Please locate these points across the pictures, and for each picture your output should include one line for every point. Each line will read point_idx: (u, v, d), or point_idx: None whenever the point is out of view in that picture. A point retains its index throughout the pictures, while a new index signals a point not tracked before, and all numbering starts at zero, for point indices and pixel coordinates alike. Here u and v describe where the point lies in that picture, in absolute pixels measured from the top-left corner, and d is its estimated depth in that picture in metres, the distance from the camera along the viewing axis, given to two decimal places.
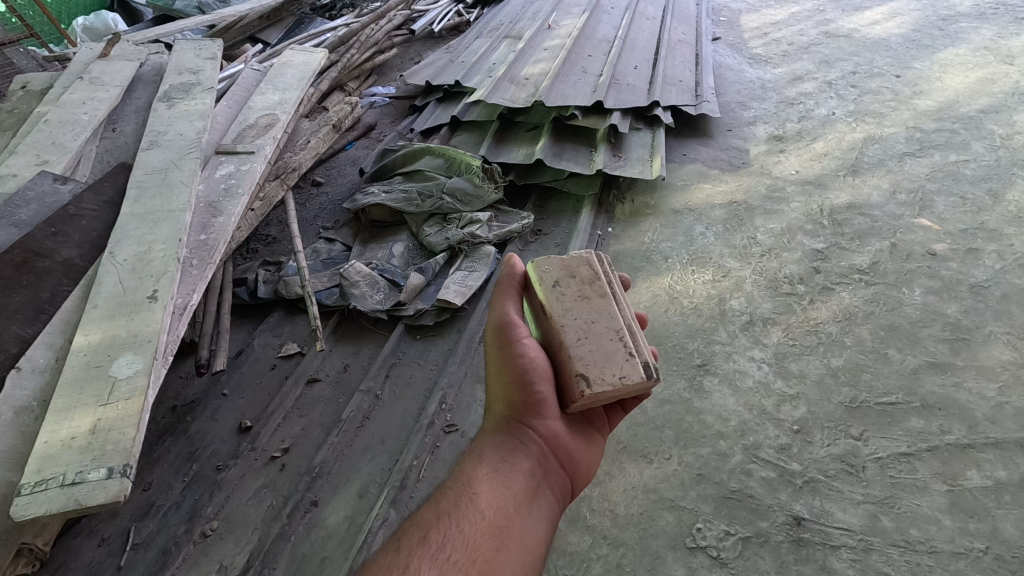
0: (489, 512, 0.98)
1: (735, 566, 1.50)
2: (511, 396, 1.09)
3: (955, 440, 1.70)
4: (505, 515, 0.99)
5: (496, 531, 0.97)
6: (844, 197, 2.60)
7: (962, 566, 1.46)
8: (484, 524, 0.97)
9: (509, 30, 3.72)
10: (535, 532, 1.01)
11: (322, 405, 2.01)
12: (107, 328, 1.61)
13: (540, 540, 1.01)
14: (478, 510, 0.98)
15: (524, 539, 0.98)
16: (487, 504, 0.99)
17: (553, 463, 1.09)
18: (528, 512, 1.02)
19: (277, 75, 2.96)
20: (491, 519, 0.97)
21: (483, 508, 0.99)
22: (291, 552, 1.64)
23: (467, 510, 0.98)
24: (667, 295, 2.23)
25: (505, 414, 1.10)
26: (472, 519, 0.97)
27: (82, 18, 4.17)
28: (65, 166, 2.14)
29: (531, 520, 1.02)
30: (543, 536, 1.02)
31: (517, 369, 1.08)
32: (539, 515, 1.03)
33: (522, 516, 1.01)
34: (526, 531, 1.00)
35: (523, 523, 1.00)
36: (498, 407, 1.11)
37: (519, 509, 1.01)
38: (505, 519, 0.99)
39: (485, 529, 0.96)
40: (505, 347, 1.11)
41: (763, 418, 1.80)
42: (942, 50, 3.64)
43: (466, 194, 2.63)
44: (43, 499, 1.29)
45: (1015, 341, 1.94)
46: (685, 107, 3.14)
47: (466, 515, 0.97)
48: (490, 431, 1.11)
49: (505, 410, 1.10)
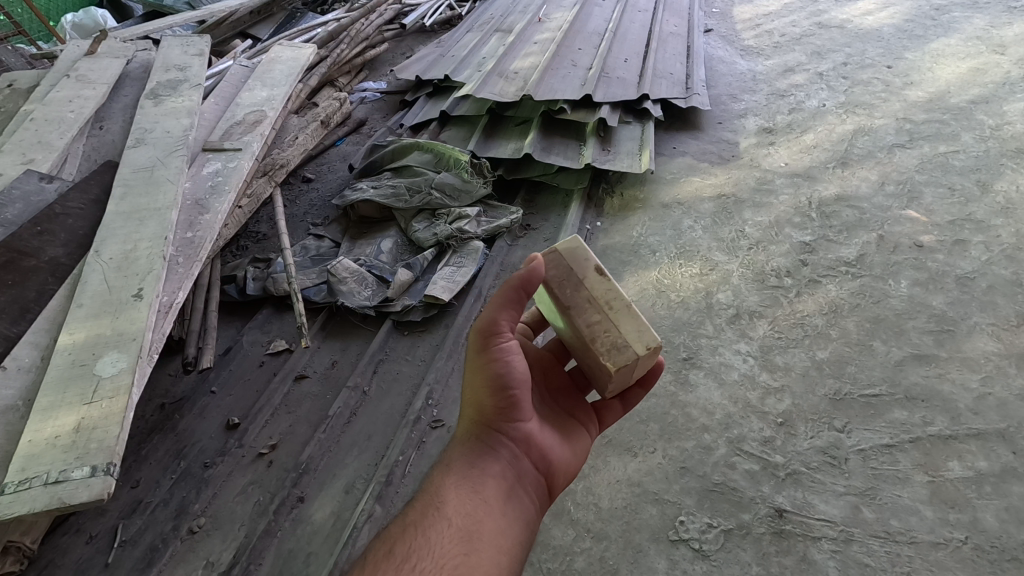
0: (456, 518, 0.97)
1: (717, 558, 1.51)
2: (482, 401, 1.09)
3: (937, 431, 1.70)
4: (475, 520, 0.98)
5: (466, 535, 0.95)
6: (832, 189, 2.60)
7: (942, 556, 1.47)
8: (452, 530, 0.95)
9: (500, 24, 3.70)
10: (510, 532, 1.00)
11: (310, 401, 2.02)
12: (91, 327, 1.61)
13: (516, 544, 1.00)
14: (446, 517, 0.97)
15: (496, 540, 0.97)
16: (455, 511, 0.98)
17: (526, 464, 1.10)
18: (502, 515, 1.01)
19: (266, 71, 2.95)
20: (460, 525, 0.96)
21: (451, 515, 0.97)
22: (278, 548, 1.65)
23: (434, 519, 0.97)
24: (654, 290, 2.24)
25: (475, 421, 1.11)
26: (440, 526, 0.95)
27: (72, 14, 4.12)
28: (52, 164, 2.13)
29: (505, 523, 1.01)
30: (519, 541, 1.02)
31: (494, 373, 1.07)
32: (513, 517, 1.02)
33: (496, 519, 1.00)
34: (500, 533, 0.99)
35: (495, 526, 0.99)
36: (470, 415, 1.11)
37: (491, 513, 1.00)
38: (476, 523, 0.97)
39: (454, 535, 0.95)
40: (480, 353, 1.09)
41: (747, 411, 1.80)
42: (934, 40, 3.62)
43: (455, 189, 2.63)
44: (26, 498, 1.30)
45: (999, 331, 1.94)
46: (675, 100, 3.12)
47: (435, 523, 0.96)
48: (461, 441, 1.11)
49: (476, 417, 1.11)
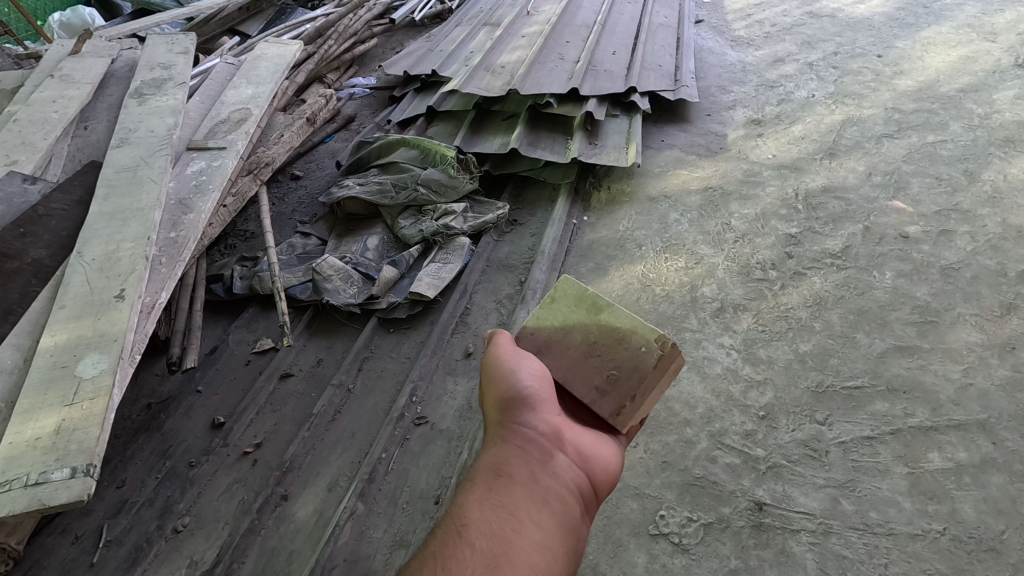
0: (480, 539, 0.86)
1: (696, 552, 1.52)
2: (503, 405, 1.06)
3: (918, 423, 1.71)
4: (502, 537, 0.86)
5: (493, 557, 0.83)
6: (819, 180, 2.59)
7: (919, 547, 1.48)
8: (477, 555, 0.84)
9: (488, 18, 3.67)
10: (544, 544, 0.87)
11: (295, 399, 2.03)
12: (73, 328, 1.61)
13: (554, 553, 0.86)
14: (468, 542, 0.86)
15: (528, 556, 0.84)
16: (478, 532, 0.87)
17: (559, 460, 0.98)
18: (532, 521, 0.88)
19: (252, 69, 2.93)
20: (485, 546, 0.85)
21: (474, 537, 0.86)
22: (261, 546, 1.66)
23: (457, 545, 0.86)
24: (639, 284, 2.23)
25: (496, 424, 1.04)
26: (462, 554, 0.84)
27: (59, 14, 4.05)
28: (35, 165, 2.12)
29: (537, 532, 0.87)
30: (560, 549, 0.87)
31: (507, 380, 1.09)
32: (548, 523, 0.89)
33: (526, 530, 0.87)
34: (533, 545, 0.86)
35: (524, 539, 0.86)
36: (494, 421, 1.06)
37: (520, 525, 0.87)
38: (503, 542, 0.85)
39: (480, 559, 0.83)
40: (498, 364, 1.13)
41: (729, 405, 1.80)
42: (926, 28, 3.59)
43: (441, 185, 2.61)
44: (7, 499, 1.30)
45: (982, 322, 1.94)
46: (664, 92, 3.10)
47: (458, 551, 0.86)
48: (485, 449, 1.01)
49: (497, 420, 1.05)
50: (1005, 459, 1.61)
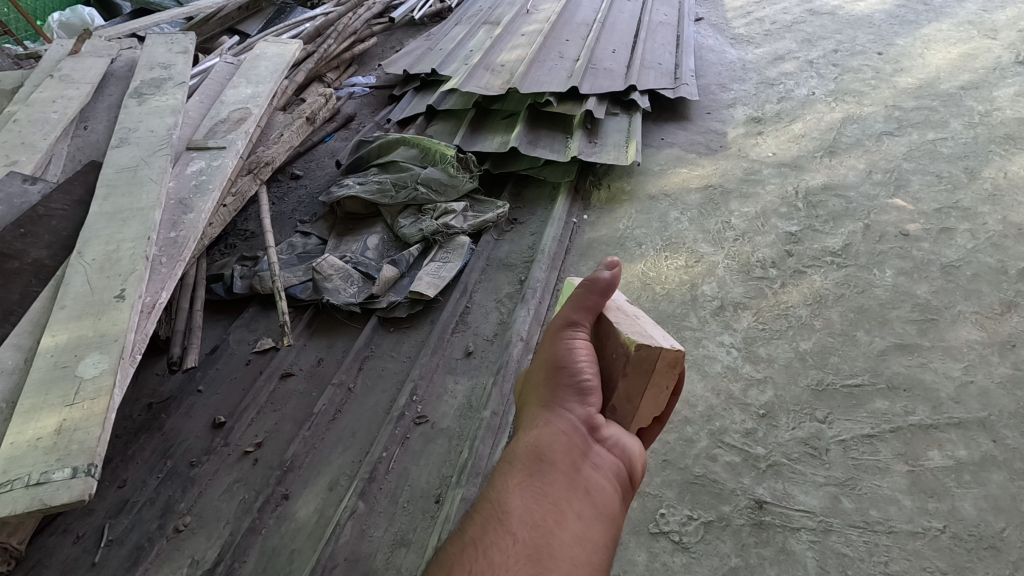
0: (522, 531, 0.78)
1: (696, 550, 1.52)
2: (550, 384, 0.95)
3: (918, 421, 1.71)
4: (544, 532, 0.77)
5: (535, 552, 0.75)
6: (819, 178, 2.59)
7: (918, 545, 1.48)
8: (520, 549, 0.76)
9: (488, 16, 3.67)
10: (587, 541, 0.78)
11: (296, 399, 2.03)
12: (73, 329, 1.61)
13: (597, 546, 0.79)
14: (508, 531, 0.78)
15: (573, 552, 0.76)
16: (518, 522, 0.78)
17: (601, 449, 0.89)
18: (575, 513, 0.80)
19: (251, 68, 2.93)
20: (526, 539, 0.77)
21: (514, 527, 0.78)
22: (262, 545, 1.66)
23: (496, 535, 0.78)
24: (639, 282, 2.23)
25: (540, 401, 0.94)
26: (502, 545, 0.76)
27: (59, 14, 4.04)
28: (35, 166, 2.12)
29: (581, 525, 0.80)
30: (602, 542, 0.80)
31: (562, 356, 0.97)
32: (591, 518, 0.81)
33: (569, 523, 0.79)
34: (576, 538, 0.78)
35: (568, 532, 0.78)
36: (536, 400, 0.95)
37: (562, 517, 0.79)
38: (544, 537, 0.77)
39: (521, 552, 0.75)
40: (559, 336, 1.00)
41: (729, 403, 1.80)
42: (926, 25, 3.58)
43: (441, 184, 2.61)
44: (8, 500, 1.30)
45: (982, 320, 1.94)
46: (663, 90, 3.10)
47: (498, 540, 0.77)
48: (523, 430, 0.91)
49: (541, 397, 0.94)
50: (1005, 456, 1.61)
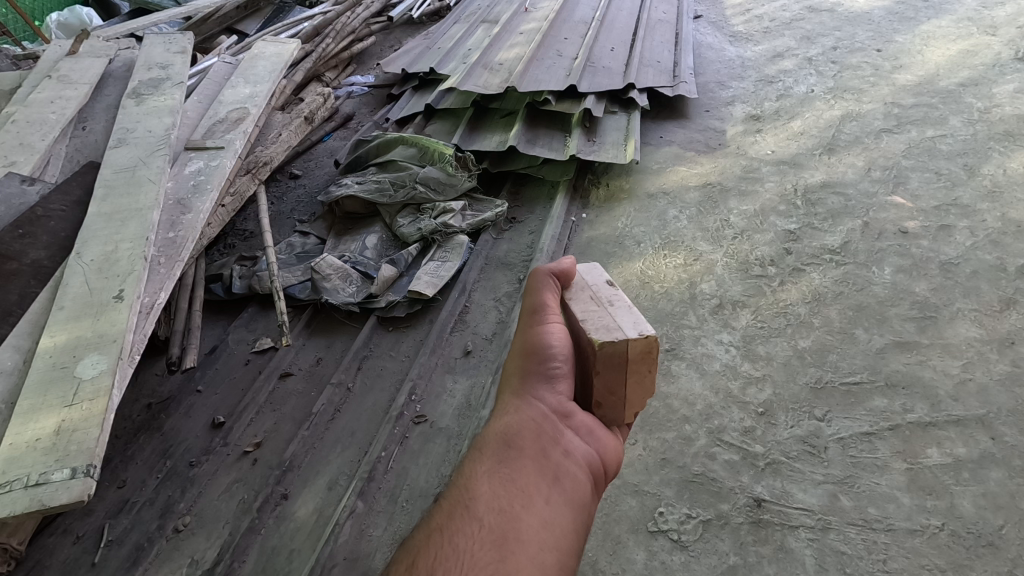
0: (489, 515, 0.77)
1: (694, 548, 1.52)
2: (521, 371, 0.97)
3: (917, 418, 1.71)
4: (511, 516, 0.77)
5: (501, 537, 0.75)
6: (818, 176, 2.58)
7: (917, 543, 1.48)
8: (486, 533, 0.75)
9: (487, 15, 3.66)
10: (554, 526, 0.78)
11: (295, 398, 2.03)
12: (72, 329, 1.61)
13: (565, 531, 0.79)
14: (475, 516, 0.77)
15: (540, 535, 0.76)
16: (486, 507, 0.78)
17: (570, 437, 0.90)
18: (543, 497, 0.80)
19: (249, 68, 2.92)
20: (493, 523, 0.76)
21: (481, 512, 0.78)
22: (262, 545, 1.66)
23: (463, 520, 0.78)
24: (638, 281, 2.23)
25: (511, 391, 0.95)
26: (468, 529, 0.76)
27: (57, 14, 4.04)
28: (34, 166, 2.12)
29: (548, 510, 0.79)
30: (571, 527, 0.80)
31: (531, 342, 0.98)
32: (559, 503, 0.81)
33: (536, 507, 0.79)
34: (543, 523, 0.78)
35: (535, 516, 0.78)
36: (507, 390, 0.96)
37: (530, 501, 0.79)
38: (511, 521, 0.77)
39: (486, 537, 0.75)
40: (530, 322, 1.02)
41: (728, 402, 1.80)
42: (925, 22, 3.58)
43: (439, 183, 2.60)
44: (8, 500, 1.30)
45: (982, 318, 1.94)
46: (662, 88, 3.10)
47: (464, 524, 0.77)
48: (494, 418, 0.91)
49: (513, 387, 0.95)
50: (1004, 453, 1.61)
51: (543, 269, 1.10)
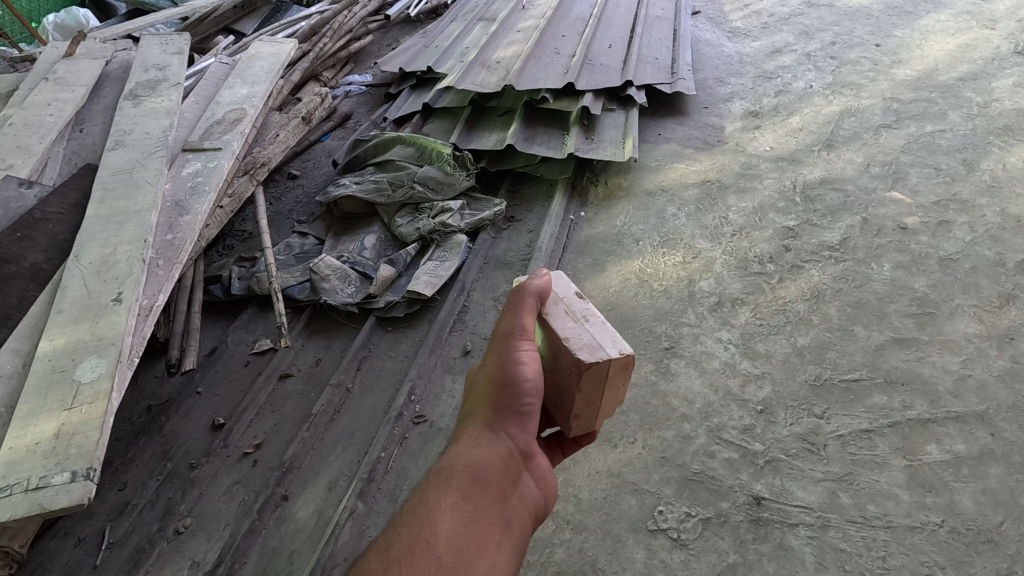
0: (448, 555, 0.73)
1: (694, 547, 1.52)
2: (493, 402, 0.94)
3: (916, 415, 1.71)
4: (469, 558, 0.74)
5: None
6: (817, 172, 2.58)
7: (916, 540, 1.48)
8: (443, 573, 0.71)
9: (484, 13, 3.64)
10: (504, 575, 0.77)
11: (294, 400, 2.03)
12: (71, 332, 1.61)
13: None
14: (433, 552, 0.72)
15: None
16: (446, 544, 0.74)
17: (526, 480, 0.91)
18: (499, 543, 0.79)
19: (246, 68, 2.91)
20: (451, 564, 0.72)
21: (441, 549, 0.73)
22: (262, 546, 1.67)
23: (420, 553, 0.72)
24: (636, 279, 2.23)
25: (484, 418, 0.92)
26: (424, 563, 0.71)
27: (53, 15, 4.03)
28: (32, 169, 2.12)
29: (501, 555, 0.78)
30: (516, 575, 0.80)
31: (506, 373, 0.95)
32: (511, 550, 0.80)
33: (491, 553, 0.77)
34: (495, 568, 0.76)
35: (490, 562, 0.76)
36: (475, 415, 0.93)
37: (488, 545, 0.77)
38: (468, 564, 0.73)
39: None
40: (508, 347, 0.99)
41: (727, 400, 1.80)
42: (924, 16, 3.56)
43: (438, 183, 2.60)
44: (8, 504, 1.30)
45: (981, 313, 1.93)
46: (660, 85, 3.09)
47: (421, 559, 0.71)
48: (459, 445, 0.88)
49: (487, 414, 0.93)
50: (1003, 450, 1.61)
51: (526, 289, 1.07)
